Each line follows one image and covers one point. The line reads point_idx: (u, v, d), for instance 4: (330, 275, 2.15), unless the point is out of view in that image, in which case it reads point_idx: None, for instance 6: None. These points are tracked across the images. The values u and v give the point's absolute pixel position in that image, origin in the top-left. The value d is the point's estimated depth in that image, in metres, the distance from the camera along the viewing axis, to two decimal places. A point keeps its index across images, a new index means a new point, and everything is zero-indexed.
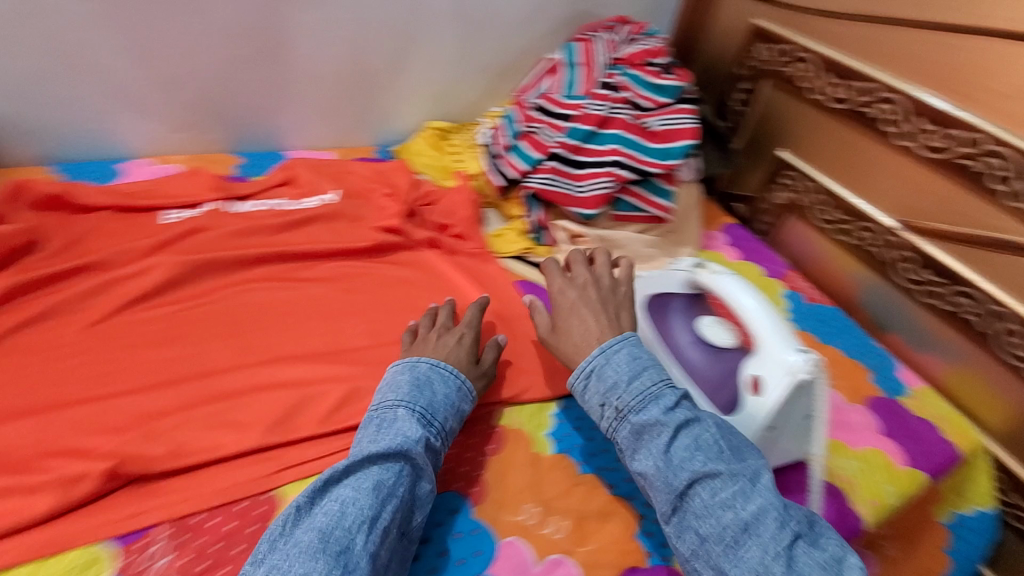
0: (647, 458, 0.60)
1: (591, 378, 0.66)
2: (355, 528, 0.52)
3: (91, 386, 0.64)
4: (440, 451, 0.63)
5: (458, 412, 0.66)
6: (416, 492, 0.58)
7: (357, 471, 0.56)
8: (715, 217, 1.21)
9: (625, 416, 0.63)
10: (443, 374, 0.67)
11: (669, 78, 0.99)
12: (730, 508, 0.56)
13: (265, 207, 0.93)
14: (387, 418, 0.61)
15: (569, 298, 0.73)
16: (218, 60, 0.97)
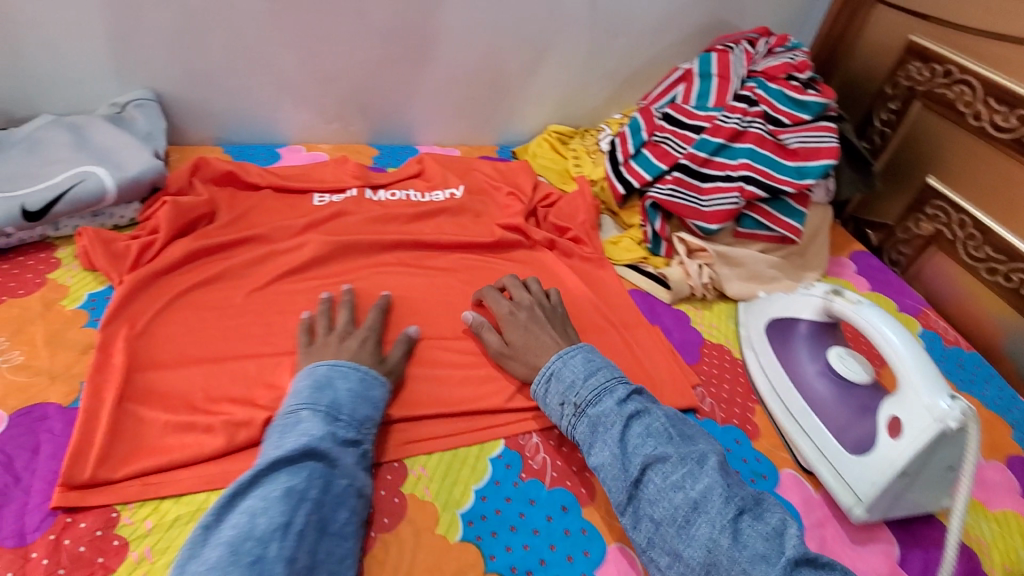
0: (602, 450, 0.61)
1: (551, 381, 0.67)
2: (268, 536, 0.48)
3: (252, 345, 0.73)
4: (364, 446, 0.60)
5: (371, 404, 0.63)
6: (337, 490, 0.55)
7: (266, 481, 0.52)
8: (843, 243, 1.14)
9: (582, 411, 0.64)
10: (342, 372, 0.64)
11: (814, 94, 0.94)
12: (680, 489, 0.57)
13: (398, 197, 1.00)
14: (291, 421, 0.57)
15: (520, 320, 0.74)
16: (370, 58, 1.05)
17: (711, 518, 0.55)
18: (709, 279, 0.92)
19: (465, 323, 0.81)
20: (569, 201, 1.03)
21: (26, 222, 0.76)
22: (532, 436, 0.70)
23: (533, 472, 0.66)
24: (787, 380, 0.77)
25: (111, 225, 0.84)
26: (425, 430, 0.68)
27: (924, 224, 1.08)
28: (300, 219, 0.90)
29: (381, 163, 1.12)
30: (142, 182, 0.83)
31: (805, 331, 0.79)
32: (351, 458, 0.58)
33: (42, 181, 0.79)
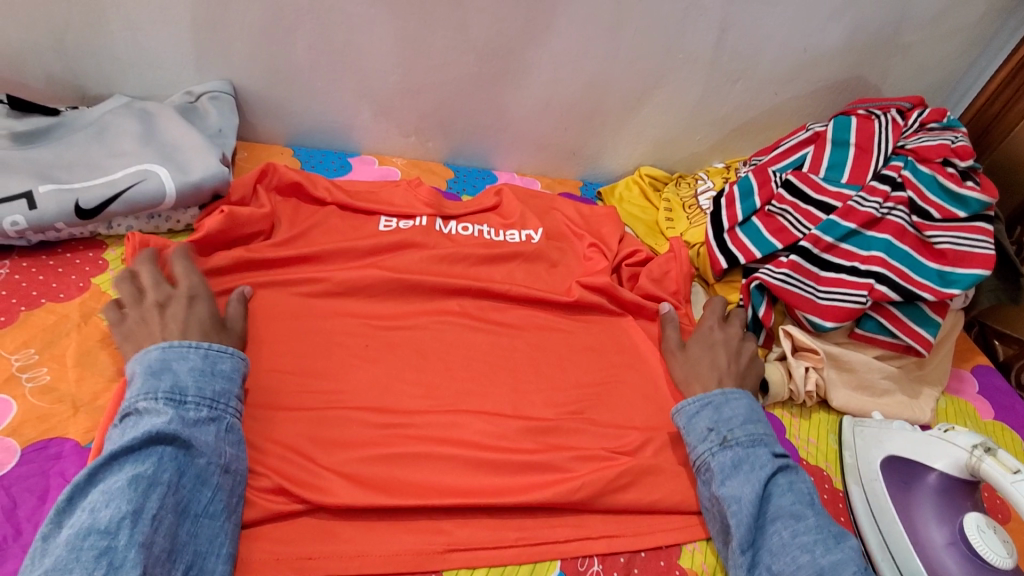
0: (741, 484, 0.60)
1: (705, 406, 0.67)
2: (114, 527, 0.45)
3: (293, 397, 0.64)
4: (228, 422, 0.56)
5: (228, 379, 0.58)
6: (197, 470, 0.52)
7: (108, 477, 0.48)
8: (966, 353, 0.98)
9: (729, 445, 0.63)
10: (181, 351, 0.57)
11: (974, 187, 0.80)
12: (808, 551, 0.55)
13: (471, 232, 0.90)
14: (131, 416, 0.53)
15: (713, 338, 0.77)
16: (463, 74, 0.96)
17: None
18: (815, 386, 0.79)
19: (529, 400, 0.71)
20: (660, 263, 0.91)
21: (78, 220, 0.71)
22: (593, 562, 0.59)
23: None
24: (906, 541, 0.64)
25: (165, 229, 0.78)
26: (473, 536, 0.58)
27: None
28: (364, 247, 0.81)
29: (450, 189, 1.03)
30: (203, 190, 0.76)
31: (934, 484, 0.66)
32: (209, 436, 0.54)
33: (103, 175, 0.74)
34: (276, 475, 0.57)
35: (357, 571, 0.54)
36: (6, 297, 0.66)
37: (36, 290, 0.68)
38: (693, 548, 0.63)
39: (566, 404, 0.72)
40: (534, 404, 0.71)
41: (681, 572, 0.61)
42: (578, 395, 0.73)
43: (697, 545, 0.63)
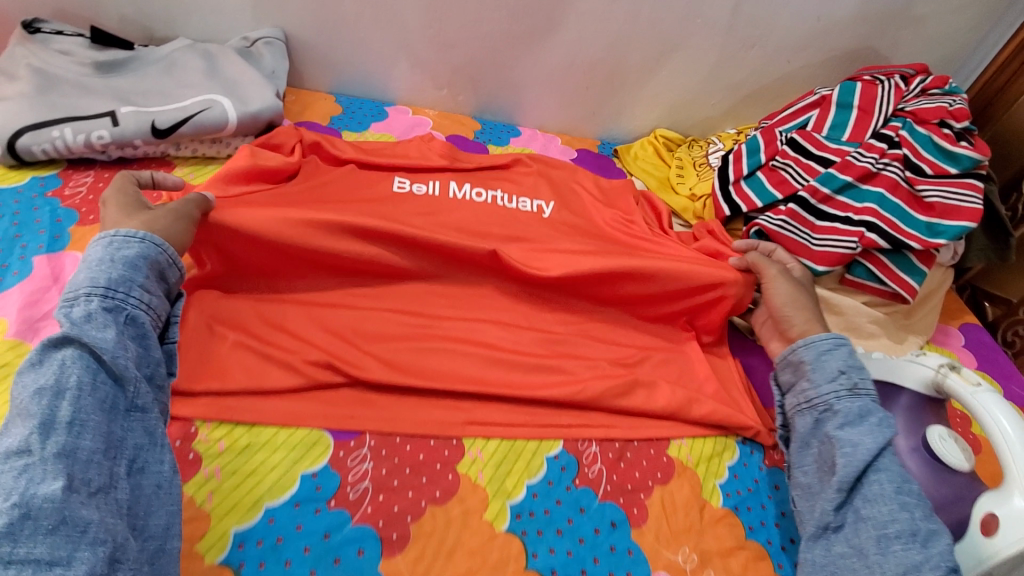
0: (863, 433, 0.61)
1: (838, 348, 0.67)
2: (25, 445, 0.44)
3: (336, 296, 0.74)
4: (132, 313, 0.55)
5: (128, 266, 0.56)
6: (110, 368, 0.51)
7: (23, 399, 0.47)
8: (955, 312, 1.04)
9: (858, 394, 0.64)
10: (87, 257, 0.57)
11: (966, 146, 0.86)
12: (908, 511, 0.57)
13: (484, 198, 0.85)
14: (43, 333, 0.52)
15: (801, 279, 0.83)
16: (494, 32, 1.04)
17: (934, 555, 0.54)
18: None
19: (542, 315, 0.79)
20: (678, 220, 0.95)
21: (154, 139, 0.81)
22: (591, 444, 0.68)
23: (588, 480, 0.65)
24: None
25: (225, 154, 0.88)
26: (489, 414, 0.67)
27: None
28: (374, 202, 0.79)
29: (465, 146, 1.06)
30: (261, 120, 0.86)
31: (907, 403, 0.73)
32: (110, 331, 0.52)
33: (174, 101, 0.84)
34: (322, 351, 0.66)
35: (389, 431, 0.63)
36: (92, 200, 0.76)
37: None
38: (682, 443, 0.71)
39: (575, 321, 0.80)
40: (547, 318, 0.79)
41: (669, 459, 0.69)
42: (586, 314, 0.81)
43: (685, 441, 0.71)
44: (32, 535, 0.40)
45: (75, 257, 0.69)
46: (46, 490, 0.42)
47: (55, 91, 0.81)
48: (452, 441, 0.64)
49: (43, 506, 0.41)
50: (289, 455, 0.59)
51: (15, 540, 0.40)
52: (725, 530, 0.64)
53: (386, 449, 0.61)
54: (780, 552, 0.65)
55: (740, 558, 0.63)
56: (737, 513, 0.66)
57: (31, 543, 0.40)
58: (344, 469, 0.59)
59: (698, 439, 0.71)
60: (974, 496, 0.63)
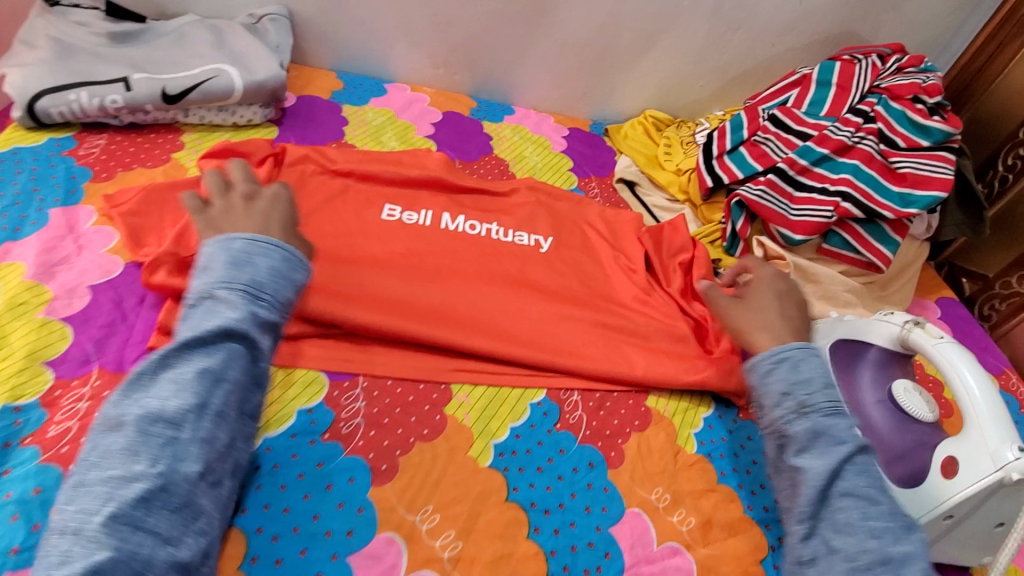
0: (817, 458, 0.56)
1: (782, 365, 0.62)
2: (179, 419, 0.46)
3: (333, 252, 0.77)
4: (284, 327, 0.55)
5: (298, 283, 0.55)
6: (258, 372, 0.52)
7: (178, 363, 0.48)
8: (932, 287, 1.07)
9: (806, 414, 0.59)
10: (267, 245, 0.55)
11: (939, 120, 0.90)
12: (876, 537, 0.52)
13: (478, 231, 0.88)
14: (204, 301, 0.51)
15: (776, 287, 0.74)
16: (490, 11, 1.08)
17: None
18: None
19: (530, 276, 0.83)
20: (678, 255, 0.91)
21: (164, 104, 0.86)
22: (573, 394, 0.72)
23: (568, 425, 0.68)
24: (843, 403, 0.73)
25: (231, 122, 0.92)
26: (476, 363, 0.71)
27: None
28: (355, 235, 0.80)
29: (452, 153, 1.02)
30: (265, 88, 0.90)
31: (874, 358, 0.75)
32: (269, 338, 0.53)
33: (184, 70, 0.88)
34: None
35: (381, 374, 0.67)
36: (106, 160, 0.81)
37: (129, 158, 0.83)
38: (661, 395, 0.74)
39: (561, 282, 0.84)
40: (534, 278, 0.83)
41: (647, 409, 0.72)
42: (573, 276, 0.85)
43: (663, 393, 0.75)
44: (161, 513, 0.44)
45: (89, 211, 0.74)
46: (185, 473, 0.46)
47: (73, 58, 0.85)
48: (440, 385, 0.68)
49: (180, 484, 0.45)
50: (287, 392, 0.62)
51: (148, 508, 0.43)
52: (698, 474, 0.68)
53: (379, 391, 0.65)
54: (750, 496, 0.68)
55: (711, 499, 0.66)
56: (709, 459, 0.70)
57: (161, 520, 0.44)
58: (338, 407, 0.63)
59: (676, 391, 0.75)
60: (935, 442, 0.66)
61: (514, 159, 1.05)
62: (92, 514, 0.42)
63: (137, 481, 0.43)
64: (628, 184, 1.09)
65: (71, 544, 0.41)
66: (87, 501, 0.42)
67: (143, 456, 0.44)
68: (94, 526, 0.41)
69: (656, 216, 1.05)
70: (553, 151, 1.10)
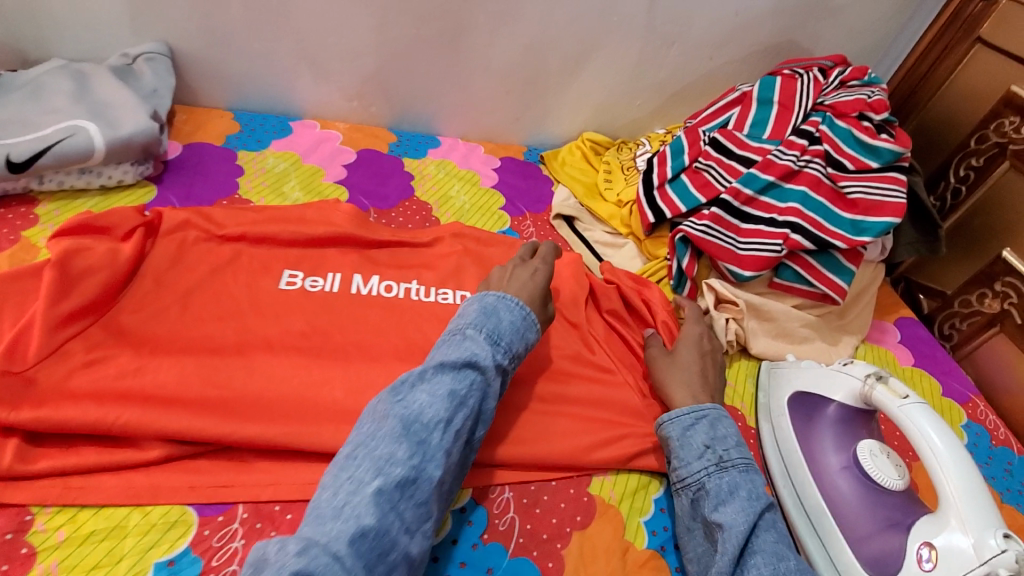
0: (737, 512, 0.56)
1: (703, 421, 0.63)
2: (432, 426, 0.54)
3: (215, 340, 0.66)
4: (509, 372, 0.63)
5: (524, 335, 0.65)
6: (483, 404, 0.59)
7: (433, 376, 0.57)
8: (890, 306, 1.00)
9: (724, 469, 0.59)
10: (509, 304, 0.66)
11: (887, 139, 0.83)
12: None
13: (396, 293, 0.77)
14: (456, 337, 0.61)
15: (702, 346, 0.75)
16: (401, 37, 0.97)
17: None
18: (734, 335, 0.82)
19: None
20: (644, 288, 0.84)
21: (9, 174, 0.73)
22: (504, 491, 0.62)
23: (496, 533, 0.59)
24: (805, 470, 0.66)
25: (98, 185, 0.80)
26: None
27: (989, 300, 0.93)
28: (245, 315, 0.69)
29: (367, 201, 0.91)
30: (133, 143, 0.79)
31: (834, 415, 0.68)
32: (498, 381, 0.61)
33: (33, 130, 0.76)
34: (192, 409, 0.59)
35: (268, 498, 0.56)
36: None
37: None
38: (604, 478, 0.65)
39: None
40: None
41: (589, 498, 0.63)
42: None
43: (607, 476, 0.66)
44: (409, 501, 0.50)
45: None
46: (430, 475, 0.52)
47: None
48: None
49: (423, 484, 0.51)
50: (142, 540, 0.52)
51: (400, 497, 0.50)
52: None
53: (261, 522, 0.55)
54: None
55: None
56: (662, 553, 0.61)
57: (406, 508, 0.50)
58: (209, 551, 0.53)
59: (621, 472, 0.66)
60: (909, 520, 0.58)
61: (439, 201, 0.95)
62: (364, 485, 0.49)
63: (399, 466, 0.51)
64: (567, 220, 1.00)
65: (344, 500, 0.48)
66: (357, 473, 0.50)
67: (402, 447, 0.52)
68: (367, 493, 0.49)
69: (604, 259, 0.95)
70: (482, 188, 1.01)
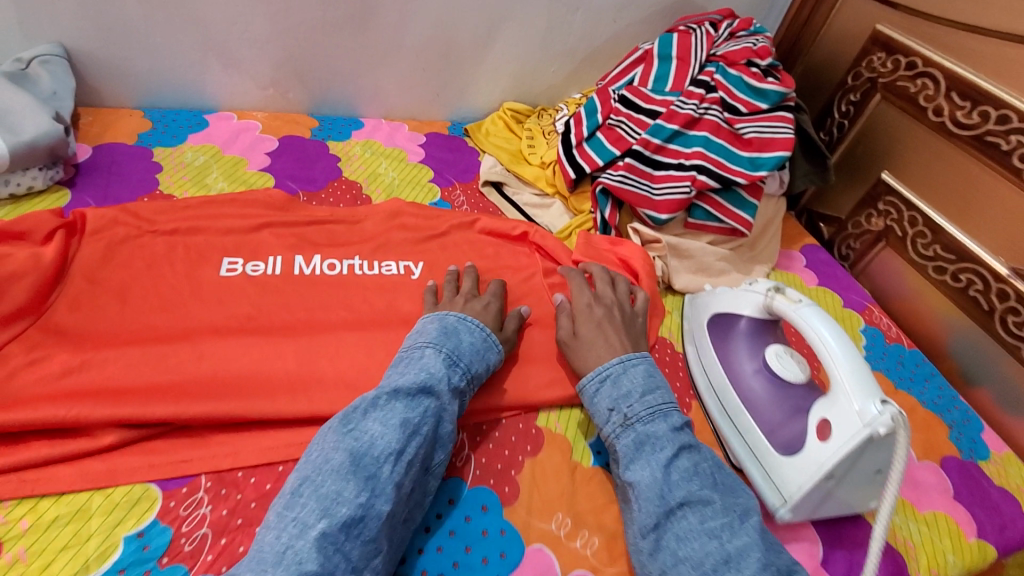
0: (641, 468, 0.59)
1: (605, 382, 0.66)
2: (383, 458, 0.53)
3: (155, 329, 0.66)
4: (466, 395, 0.64)
5: (483, 355, 0.66)
6: (439, 431, 0.59)
7: (384, 406, 0.57)
8: (795, 237, 1.10)
9: (630, 426, 0.62)
10: (470, 326, 0.68)
11: (773, 82, 0.92)
12: (715, 538, 0.53)
13: (338, 269, 0.79)
14: (414, 357, 0.62)
15: (596, 315, 0.74)
16: (311, 20, 0.97)
17: None
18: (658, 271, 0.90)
19: (397, 308, 0.76)
20: (619, 245, 0.90)
21: None
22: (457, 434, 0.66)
23: (454, 470, 0.63)
24: (724, 378, 0.74)
25: (7, 194, 0.78)
26: None
27: (875, 219, 1.03)
28: (185, 301, 0.70)
29: (295, 185, 0.92)
30: (38, 148, 0.78)
31: (745, 328, 0.76)
32: (454, 406, 0.61)
33: None
34: (140, 396, 0.60)
35: (230, 467, 0.58)
36: None
37: None
38: (550, 412, 0.71)
39: None
40: (403, 310, 0.76)
41: (538, 430, 0.69)
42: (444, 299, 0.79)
43: (552, 409, 0.72)
44: (356, 540, 0.49)
45: None
46: (378, 512, 0.51)
47: None
48: None
49: (371, 520, 0.50)
50: (107, 519, 0.54)
51: (348, 534, 0.49)
52: (597, 487, 0.65)
53: (226, 488, 0.57)
54: None
55: (613, 511, 0.63)
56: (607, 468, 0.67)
57: (354, 546, 0.49)
58: (177, 520, 0.55)
59: (565, 404, 0.72)
60: (810, 405, 0.67)
61: (368, 179, 0.97)
62: (308, 527, 0.49)
63: (345, 505, 0.50)
64: (495, 186, 1.04)
65: (287, 543, 0.48)
66: (303, 516, 0.50)
67: (353, 482, 0.51)
68: (311, 537, 0.48)
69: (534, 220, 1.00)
70: (410, 163, 1.03)
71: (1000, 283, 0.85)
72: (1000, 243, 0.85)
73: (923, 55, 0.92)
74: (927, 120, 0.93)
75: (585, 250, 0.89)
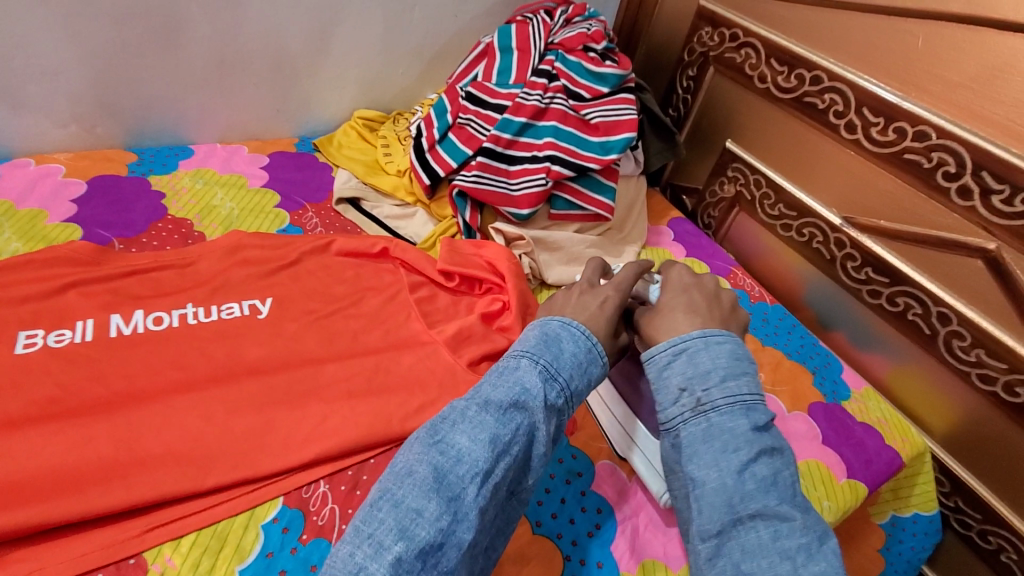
0: (707, 468, 0.54)
1: (679, 356, 0.59)
2: (467, 479, 0.49)
3: None
4: (568, 409, 0.58)
5: (591, 360, 0.60)
6: (528, 454, 0.54)
7: (462, 421, 0.52)
8: (662, 213, 1.13)
9: (703, 412, 0.56)
10: (574, 333, 0.60)
11: (610, 65, 0.93)
12: (789, 560, 0.48)
13: (166, 322, 0.70)
14: (509, 366, 0.57)
15: (682, 282, 0.67)
16: (107, 43, 0.85)
17: None
18: (528, 269, 0.89)
19: (239, 357, 0.68)
20: (483, 247, 0.87)
21: None
22: (319, 485, 0.61)
23: (317, 529, 0.58)
24: None
25: None
26: (181, 507, 0.56)
27: (727, 186, 1.08)
28: None
29: (107, 233, 0.80)
30: None
31: None
32: (550, 426, 0.55)
33: None
34: None
35: None
36: None
37: None
38: None
39: (281, 348, 0.70)
40: (247, 358, 0.68)
41: None
42: (296, 336, 0.72)
43: None
44: (432, 570, 0.46)
45: None
46: (459, 539, 0.47)
47: None
48: (131, 560, 0.53)
49: (448, 549, 0.47)
50: None
51: (423, 563, 0.46)
52: None
53: None
54: (534, 508, 0.63)
55: None
56: None
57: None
58: None
59: None
60: None
61: (202, 214, 0.87)
62: (384, 549, 0.45)
63: (423, 530, 0.47)
64: (351, 203, 0.97)
65: (361, 564, 0.45)
66: (375, 534, 0.46)
67: (433, 505, 0.48)
68: (386, 562, 0.45)
69: (397, 233, 0.95)
70: (251, 189, 0.94)
71: (835, 231, 0.91)
72: (830, 195, 0.91)
73: (742, 26, 0.97)
74: (755, 87, 0.98)
75: (448, 255, 0.85)
